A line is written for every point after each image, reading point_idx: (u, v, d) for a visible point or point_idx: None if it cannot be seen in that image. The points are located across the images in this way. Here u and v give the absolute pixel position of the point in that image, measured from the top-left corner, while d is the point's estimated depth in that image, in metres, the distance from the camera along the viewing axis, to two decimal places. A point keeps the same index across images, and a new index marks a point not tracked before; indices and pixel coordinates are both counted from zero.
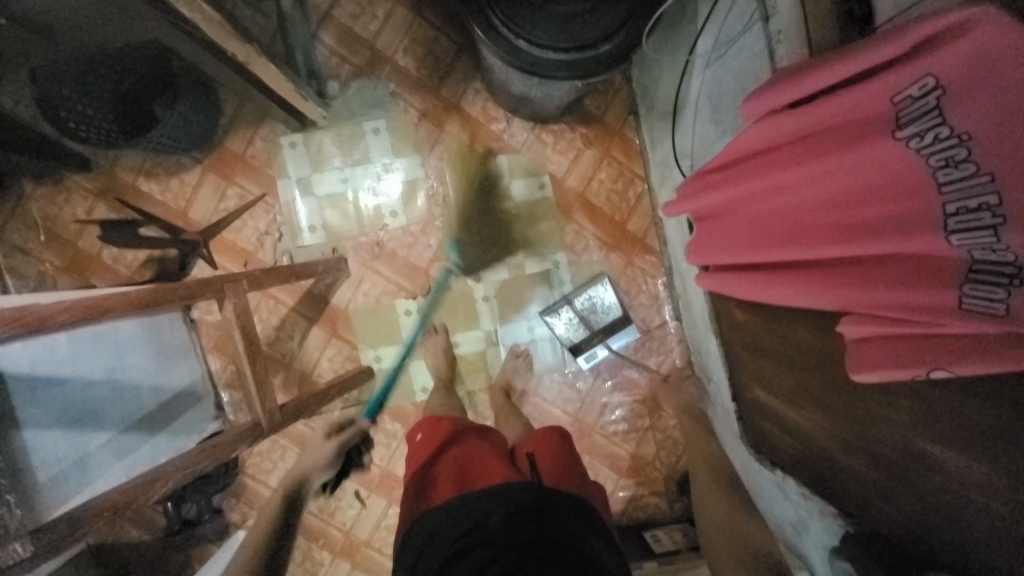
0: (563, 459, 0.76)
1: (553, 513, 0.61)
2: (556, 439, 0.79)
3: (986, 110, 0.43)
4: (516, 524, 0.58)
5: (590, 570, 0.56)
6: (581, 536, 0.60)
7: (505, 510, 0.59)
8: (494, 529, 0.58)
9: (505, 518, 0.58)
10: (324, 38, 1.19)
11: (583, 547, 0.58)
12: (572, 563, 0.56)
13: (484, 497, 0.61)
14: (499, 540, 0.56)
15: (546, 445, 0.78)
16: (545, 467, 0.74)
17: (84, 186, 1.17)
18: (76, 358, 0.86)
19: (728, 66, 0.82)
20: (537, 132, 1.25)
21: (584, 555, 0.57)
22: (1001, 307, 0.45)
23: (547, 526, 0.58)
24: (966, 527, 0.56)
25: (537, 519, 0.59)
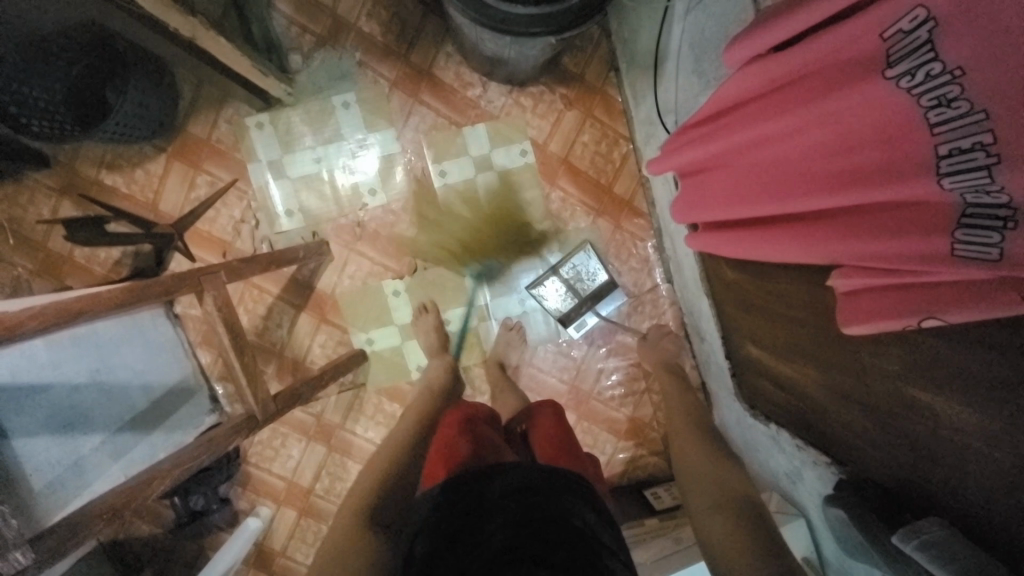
0: (559, 434, 0.76)
1: (550, 489, 0.61)
2: (551, 416, 0.80)
3: (979, 40, 0.40)
4: (512, 502, 0.58)
5: (583, 546, 0.56)
6: (578, 511, 0.60)
7: (503, 487, 0.60)
8: (492, 504, 0.58)
9: (502, 495, 0.59)
10: (280, 6, 1.11)
11: (579, 523, 0.58)
12: (567, 539, 0.55)
13: (482, 477, 0.62)
14: (497, 517, 0.57)
15: (544, 424, 0.78)
16: (539, 444, 0.75)
17: (45, 184, 1.12)
18: (58, 363, 0.83)
19: (709, 12, 0.77)
20: (516, 96, 1.19)
21: (579, 529, 0.57)
22: (995, 252, 0.43)
23: (544, 503, 0.59)
24: (959, 471, 0.56)
25: (535, 494, 0.60)
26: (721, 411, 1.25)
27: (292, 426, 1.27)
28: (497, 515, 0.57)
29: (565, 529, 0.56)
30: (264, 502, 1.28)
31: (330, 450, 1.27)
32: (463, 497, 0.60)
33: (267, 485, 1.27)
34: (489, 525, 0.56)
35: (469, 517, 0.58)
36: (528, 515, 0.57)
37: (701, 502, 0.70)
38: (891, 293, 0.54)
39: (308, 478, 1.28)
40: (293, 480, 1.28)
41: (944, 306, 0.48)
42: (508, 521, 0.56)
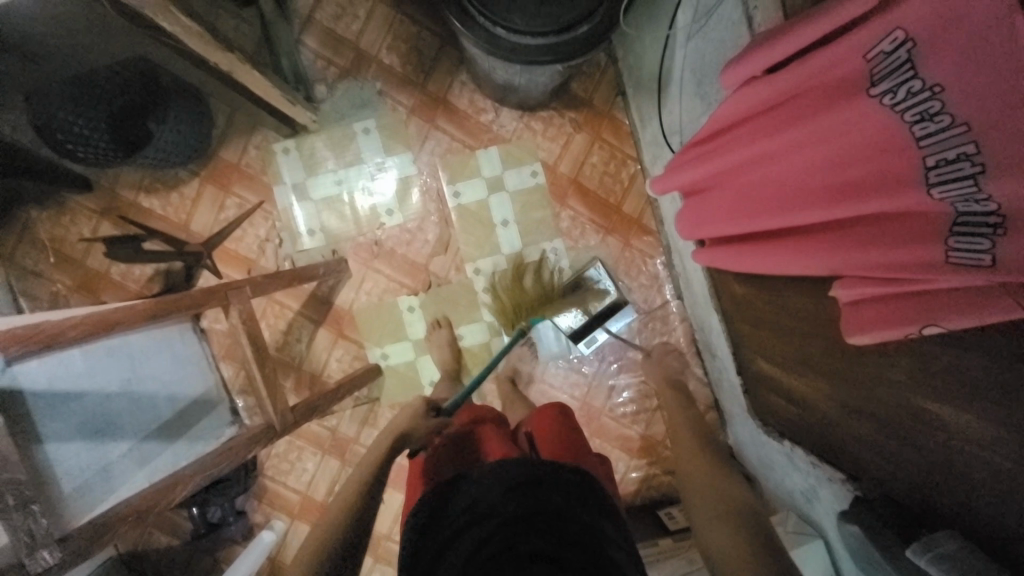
0: (563, 432, 0.77)
1: (552, 483, 0.62)
2: (556, 415, 0.81)
3: (955, 59, 0.43)
4: (514, 500, 0.59)
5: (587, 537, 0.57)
6: (578, 504, 0.61)
7: (503, 484, 0.61)
8: (493, 502, 0.59)
9: (503, 493, 0.60)
10: (308, 42, 1.20)
11: (583, 516, 0.59)
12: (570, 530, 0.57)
13: (486, 478, 0.63)
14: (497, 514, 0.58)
15: (548, 421, 0.79)
16: (543, 442, 0.76)
17: (87, 206, 1.20)
18: (93, 371, 0.88)
19: (708, 38, 0.81)
20: (527, 120, 1.25)
21: (583, 524, 0.58)
22: (987, 257, 0.44)
23: (544, 498, 0.60)
24: (971, 482, 0.56)
25: (535, 488, 0.61)
26: (734, 429, 1.24)
27: (308, 439, 1.29)
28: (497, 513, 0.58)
29: (565, 527, 0.57)
30: (278, 516, 1.29)
31: (344, 464, 1.29)
32: (463, 499, 0.62)
33: (282, 499, 1.29)
34: (490, 524, 0.57)
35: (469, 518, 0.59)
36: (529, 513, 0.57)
37: (704, 509, 0.71)
38: (892, 302, 0.55)
39: (322, 492, 1.29)
40: (307, 494, 1.29)
41: (944, 313, 0.49)
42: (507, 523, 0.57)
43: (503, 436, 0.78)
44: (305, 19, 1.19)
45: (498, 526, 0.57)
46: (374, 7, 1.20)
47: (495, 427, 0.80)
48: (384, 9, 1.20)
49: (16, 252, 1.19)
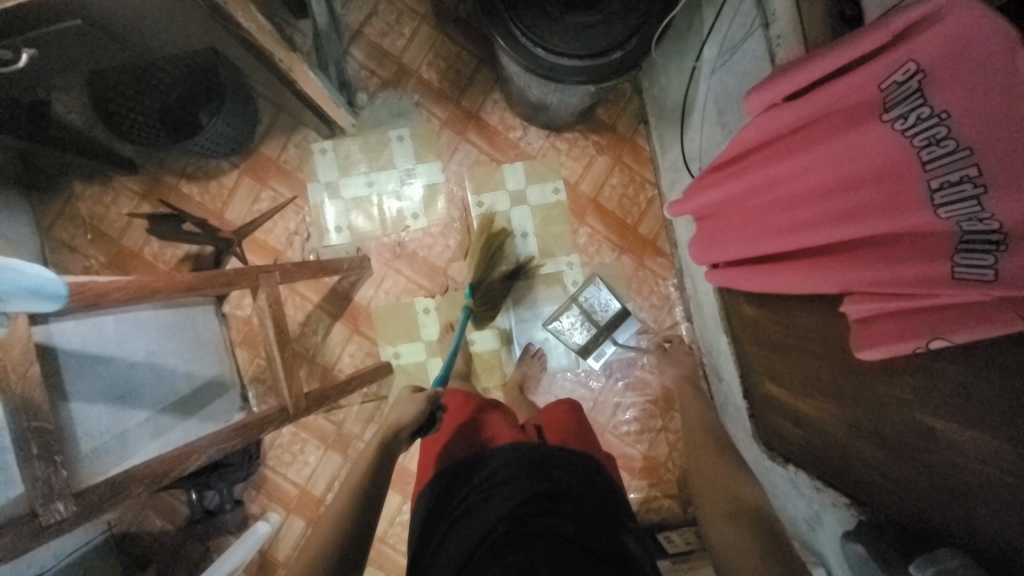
0: (572, 427, 0.79)
1: (560, 470, 0.66)
2: (565, 410, 0.83)
3: (960, 89, 0.47)
4: (524, 473, 0.64)
5: (595, 511, 0.61)
6: (585, 491, 0.64)
7: (511, 466, 0.66)
8: (500, 481, 0.64)
9: (512, 470, 0.65)
10: (354, 53, 1.29)
11: (592, 496, 0.64)
12: (577, 501, 0.61)
13: (500, 457, 0.69)
14: (506, 491, 0.61)
15: (558, 415, 0.82)
16: (551, 430, 0.79)
17: (129, 187, 1.26)
18: (121, 339, 0.91)
19: (732, 71, 0.88)
20: (553, 140, 1.31)
21: (592, 502, 0.63)
22: (991, 272, 0.47)
23: (551, 480, 0.63)
24: (975, 500, 0.57)
25: (543, 472, 0.64)
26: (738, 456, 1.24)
27: (312, 433, 1.30)
28: (507, 490, 0.62)
29: (572, 505, 0.60)
30: (274, 508, 1.29)
31: (345, 460, 1.30)
32: (477, 482, 0.67)
33: (280, 491, 1.29)
34: (496, 500, 0.61)
35: (481, 498, 0.63)
36: (537, 490, 0.60)
37: (713, 511, 0.71)
38: (899, 317, 0.58)
39: (321, 487, 1.29)
40: (306, 488, 1.29)
41: (948, 327, 0.52)
42: (515, 498, 0.60)
43: (513, 425, 0.81)
44: (354, 33, 1.29)
45: (506, 501, 0.60)
46: (419, 27, 1.29)
47: (505, 418, 0.82)
48: (428, 28, 1.29)
49: (56, 225, 1.24)
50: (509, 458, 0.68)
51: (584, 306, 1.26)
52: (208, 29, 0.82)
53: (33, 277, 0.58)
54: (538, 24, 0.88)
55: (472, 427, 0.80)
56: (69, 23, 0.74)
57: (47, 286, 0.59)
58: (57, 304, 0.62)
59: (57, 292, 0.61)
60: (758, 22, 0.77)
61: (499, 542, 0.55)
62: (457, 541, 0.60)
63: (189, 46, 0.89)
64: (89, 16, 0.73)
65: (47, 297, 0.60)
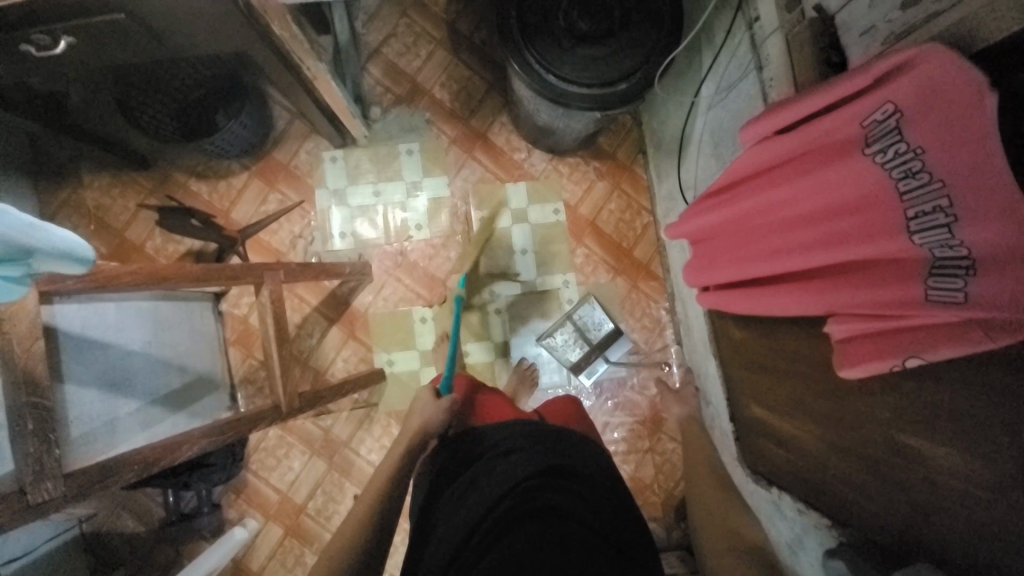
0: (570, 413, 0.84)
1: (567, 446, 0.67)
2: (565, 401, 0.87)
3: (933, 129, 0.53)
4: (530, 448, 0.64)
5: (596, 486, 0.64)
6: (589, 468, 0.66)
7: (518, 441, 0.66)
8: (505, 454, 0.65)
9: (518, 444, 0.66)
10: (371, 70, 1.35)
11: (593, 473, 0.66)
12: (580, 477, 0.63)
13: (502, 432, 0.69)
14: (516, 463, 0.62)
15: (558, 405, 0.86)
16: (550, 414, 0.84)
17: (138, 182, 1.28)
18: (120, 326, 0.91)
19: (728, 107, 0.94)
20: (555, 163, 1.37)
21: (594, 481, 0.64)
22: (961, 294, 0.52)
23: (559, 456, 0.64)
24: (948, 516, 0.60)
25: (552, 447, 0.65)
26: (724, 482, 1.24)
27: (299, 437, 1.29)
28: (516, 462, 0.62)
29: (575, 485, 0.61)
30: (252, 514, 1.26)
31: (330, 466, 1.28)
32: (480, 455, 0.67)
33: (260, 496, 1.26)
34: (502, 472, 0.62)
35: (486, 468, 0.64)
36: (547, 465, 0.61)
37: (714, 543, 0.73)
38: (879, 337, 0.62)
39: (302, 494, 1.27)
40: (287, 495, 1.27)
41: (923, 346, 0.56)
42: (524, 472, 0.60)
43: (519, 411, 0.84)
44: (372, 51, 1.35)
45: (515, 474, 0.60)
46: (434, 50, 1.36)
47: (511, 405, 0.86)
48: (443, 52, 1.36)
49: (59, 214, 1.25)
50: (513, 433, 0.68)
51: (577, 324, 1.29)
52: (240, 37, 0.86)
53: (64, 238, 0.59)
54: (550, 54, 0.94)
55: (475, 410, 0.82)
56: (110, 16, 0.76)
57: (76, 248, 0.60)
58: (80, 271, 0.63)
59: (84, 258, 0.62)
60: (753, 64, 0.84)
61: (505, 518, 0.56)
62: (461, 509, 0.60)
63: (218, 51, 0.94)
64: (133, 12, 0.77)
65: (74, 260, 0.61)
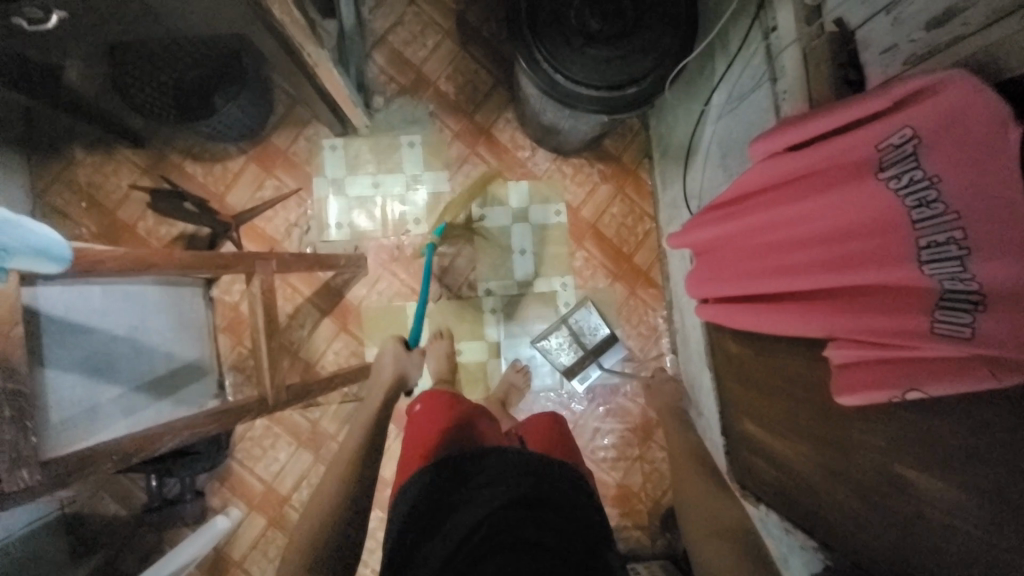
0: (553, 435, 0.86)
1: (547, 478, 0.69)
2: (550, 423, 0.88)
3: (952, 157, 0.51)
4: (513, 477, 0.67)
5: (574, 513, 0.66)
6: (568, 498, 0.68)
7: (502, 467, 0.69)
8: (488, 481, 0.67)
9: (503, 471, 0.68)
10: (376, 58, 1.32)
11: (572, 501, 0.68)
12: (559, 504, 0.65)
13: (484, 457, 0.72)
14: (494, 492, 0.64)
15: (542, 427, 0.87)
16: (532, 440, 0.84)
17: (133, 160, 1.25)
18: (105, 311, 0.89)
19: (738, 118, 0.92)
20: (559, 163, 1.35)
21: (574, 508, 0.67)
22: (968, 330, 0.50)
23: (538, 488, 0.66)
24: (937, 550, 0.59)
25: (531, 478, 0.68)
26: None
27: (286, 428, 1.28)
28: (495, 491, 0.64)
29: (555, 512, 0.63)
30: (235, 503, 1.25)
31: (316, 459, 1.27)
32: (464, 479, 0.69)
33: (245, 486, 1.25)
34: (486, 498, 0.64)
35: (467, 495, 0.66)
36: (524, 495, 0.64)
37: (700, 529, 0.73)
38: (881, 366, 0.61)
39: (287, 486, 1.26)
40: (272, 485, 1.26)
41: (925, 379, 0.54)
42: (502, 500, 0.62)
43: (502, 432, 0.85)
44: (378, 39, 1.32)
45: (493, 502, 0.62)
46: (441, 41, 1.33)
47: (494, 424, 0.86)
48: (450, 43, 1.33)
49: (50, 190, 1.23)
50: (497, 460, 0.71)
51: (573, 328, 1.27)
52: (239, 18, 0.83)
53: (40, 237, 0.59)
54: (559, 52, 0.91)
55: (461, 426, 0.83)
56: None
57: (53, 248, 0.60)
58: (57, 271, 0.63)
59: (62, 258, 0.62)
60: (767, 76, 0.82)
61: (487, 541, 0.58)
62: (443, 532, 0.62)
63: (218, 31, 0.91)
64: None
65: (51, 260, 0.61)
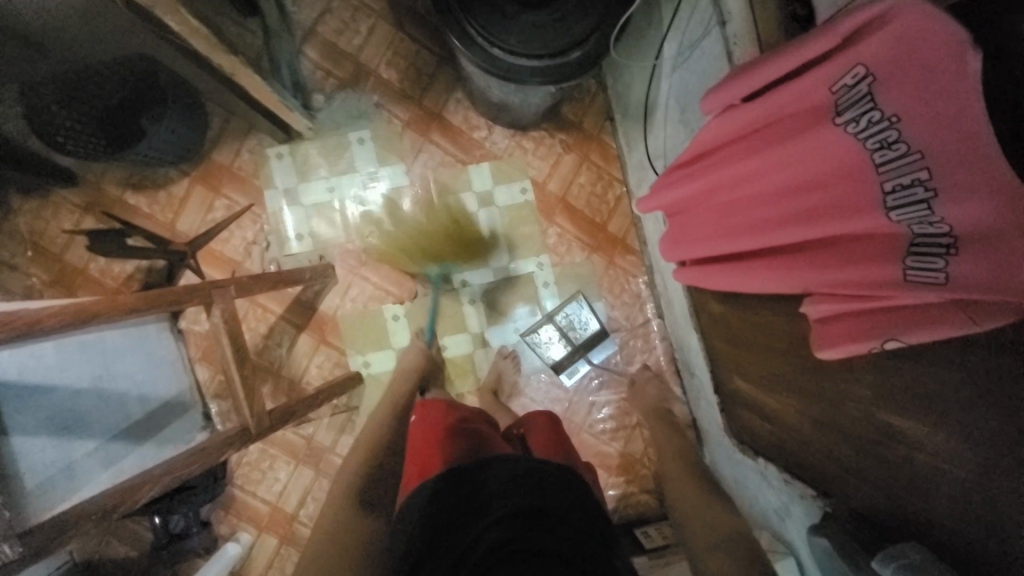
0: (554, 437, 0.85)
1: (545, 484, 0.68)
2: (549, 427, 0.87)
3: (908, 93, 0.48)
4: (515, 486, 0.66)
5: (580, 515, 0.66)
6: (570, 503, 0.67)
7: (503, 477, 0.68)
8: (490, 493, 0.66)
9: (503, 481, 0.67)
10: (308, 53, 1.23)
11: (576, 504, 0.68)
12: (563, 509, 0.65)
13: (484, 468, 0.70)
14: (493, 507, 0.63)
15: (540, 429, 0.86)
16: (537, 444, 0.82)
17: (71, 200, 1.19)
18: (63, 366, 0.86)
19: (692, 69, 0.87)
20: (518, 139, 1.29)
21: (582, 513, 0.66)
22: (942, 275, 0.47)
23: (540, 494, 0.65)
24: (937, 496, 0.58)
25: (530, 486, 0.66)
26: (712, 450, 1.25)
27: (282, 448, 1.26)
28: (493, 505, 0.63)
29: (559, 519, 0.63)
30: (244, 528, 1.25)
31: (317, 474, 1.26)
32: (463, 493, 0.67)
33: (250, 510, 1.25)
34: (488, 509, 0.63)
35: (466, 511, 0.65)
36: (524, 505, 0.63)
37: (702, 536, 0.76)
38: (857, 318, 0.57)
39: (293, 504, 1.26)
40: (277, 505, 1.25)
41: (902, 328, 0.52)
42: (506, 510, 0.62)
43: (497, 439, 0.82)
44: (307, 31, 1.23)
45: (490, 515, 0.62)
46: (375, 24, 1.24)
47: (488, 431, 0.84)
48: (385, 26, 1.25)
49: None
50: (495, 471, 0.69)
51: (566, 319, 1.26)
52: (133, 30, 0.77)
53: None
54: (493, 23, 0.85)
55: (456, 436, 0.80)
56: None
57: None
58: None
59: None
60: (715, 20, 0.76)
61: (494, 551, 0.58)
62: (447, 547, 0.61)
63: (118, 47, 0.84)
64: None
65: None
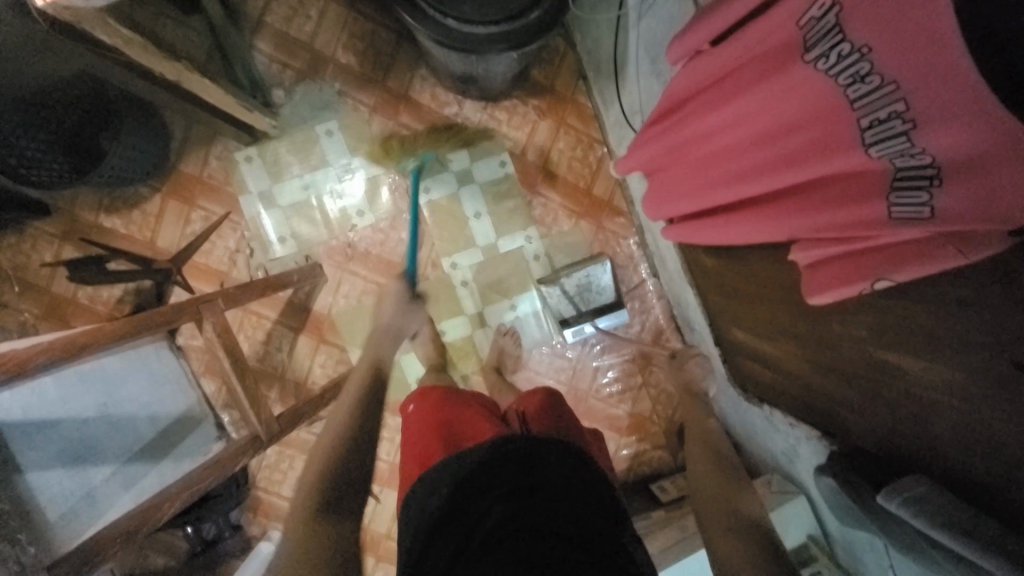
0: (550, 410, 0.84)
1: (542, 458, 0.69)
2: (543, 398, 0.87)
3: (877, 19, 0.46)
4: (510, 467, 0.66)
5: (575, 486, 0.67)
6: (565, 475, 0.68)
7: (498, 457, 0.68)
8: (486, 475, 0.66)
9: (499, 464, 0.67)
10: (261, 46, 1.18)
11: (570, 473, 0.69)
12: (557, 482, 0.66)
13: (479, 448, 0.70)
14: (490, 489, 0.64)
15: (535, 402, 0.86)
16: (533, 418, 0.82)
17: (47, 231, 1.17)
18: (66, 399, 0.86)
19: (657, 16, 0.83)
20: (491, 110, 1.25)
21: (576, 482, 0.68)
22: (927, 210, 0.46)
23: (534, 472, 0.66)
24: (934, 431, 0.59)
25: (524, 464, 0.67)
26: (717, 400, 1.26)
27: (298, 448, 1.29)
28: (489, 488, 0.64)
29: (554, 496, 0.64)
30: (274, 527, 1.29)
31: None
32: (461, 478, 0.67)
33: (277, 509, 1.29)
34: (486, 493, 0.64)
35: (466, 493, 0.65)
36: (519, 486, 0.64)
37: (713, 511, 0.80)
38: (844, 262, 0.56)
39: None
40: None
41: (890, 267, 0.50)
42: (504, 493, 0.63)
43: (492, 415, 0.82)
44: (256, 23, 1.17)
45: (488, 500, 0.63)
46: (326, 6, 1.18)
47: (482, 408, 0.83)
48: (337, 7, 1.19)
49: None
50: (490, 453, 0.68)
51: (579, 282, 1.23)
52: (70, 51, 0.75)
53: None
54: None
55: (451, 412, 0.81)
56: None
57: None
58: None
59: None
60: None
61: (496, 535, 0.59)
62: (449, 533, 0.62)
63: None
64: None
65: None
